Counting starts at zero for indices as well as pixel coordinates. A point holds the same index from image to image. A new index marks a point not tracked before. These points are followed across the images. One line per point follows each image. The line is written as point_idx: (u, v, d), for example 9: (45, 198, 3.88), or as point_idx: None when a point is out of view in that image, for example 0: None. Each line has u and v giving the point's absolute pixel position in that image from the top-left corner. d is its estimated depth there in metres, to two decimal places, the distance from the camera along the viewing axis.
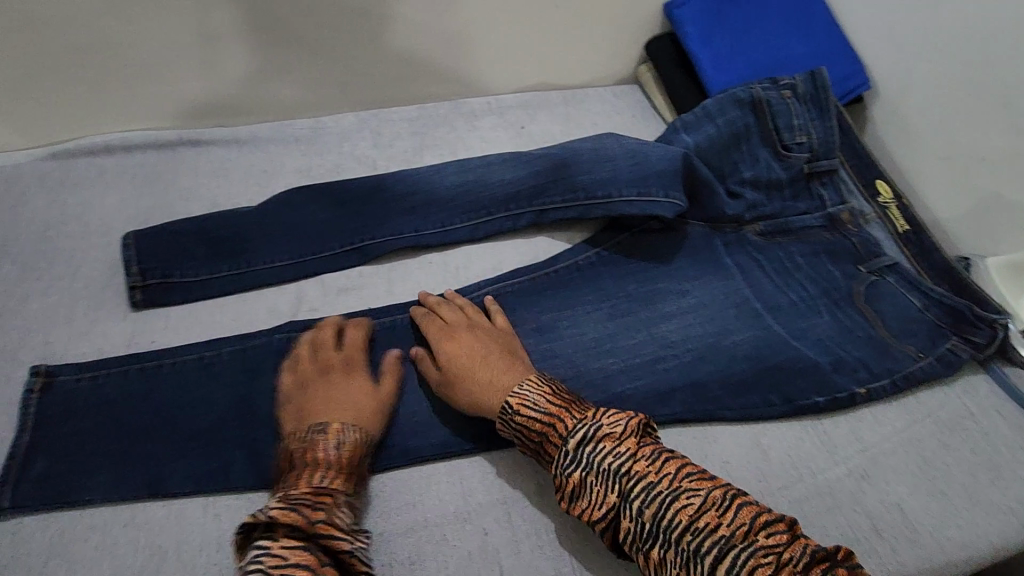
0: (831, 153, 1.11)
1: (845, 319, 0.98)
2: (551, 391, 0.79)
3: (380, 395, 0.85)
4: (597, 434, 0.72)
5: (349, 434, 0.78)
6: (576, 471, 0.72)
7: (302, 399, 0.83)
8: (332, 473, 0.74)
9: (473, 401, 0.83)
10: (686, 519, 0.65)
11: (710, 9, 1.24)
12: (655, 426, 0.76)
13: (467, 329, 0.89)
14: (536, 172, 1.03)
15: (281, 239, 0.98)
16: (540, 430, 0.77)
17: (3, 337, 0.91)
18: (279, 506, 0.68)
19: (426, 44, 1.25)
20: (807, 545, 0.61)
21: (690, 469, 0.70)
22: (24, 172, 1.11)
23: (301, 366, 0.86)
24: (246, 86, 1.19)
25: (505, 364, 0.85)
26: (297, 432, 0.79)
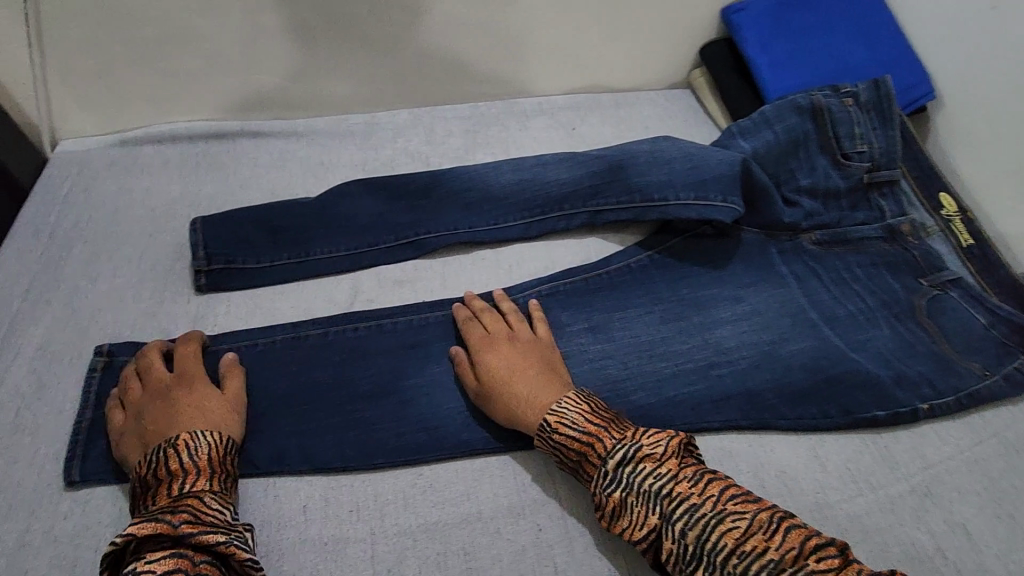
0: (892, 162, 1.08)
1: (907, 333, 0.96)
2: (589, 409, 0.78)
3: (226, 398, 0.82)
4: (637, 454, 0.72)
5: (201, 439, 0.74)
6: (616, 491, 0.72)
7: (141, 426, 0.77)
8: (194, 476, 0.71)
9: (508, 414, 0.82)
10: (732, 542, 0.64)
11: (769, 15, 1.23)
12: (697, 446, 0.75)
13: (509, 340, 0.88)
14: (591, 173, 1.03)
15: (339, 230, 1.00)
16: (577, 451, 0.76)
17: (75, 314, 0.94)
18: (136, 521, 0.64)
19: (482, 44, 1.26)
20: (862, 570, 0.59)
21: (734, 490, 0.69)
22: (95, 157, 1.16)
23: (135, 394, 0.81)
24: (306, 81, 1.22)
25: (545, 379, 0.84)
26: (142, 458, 0.74)
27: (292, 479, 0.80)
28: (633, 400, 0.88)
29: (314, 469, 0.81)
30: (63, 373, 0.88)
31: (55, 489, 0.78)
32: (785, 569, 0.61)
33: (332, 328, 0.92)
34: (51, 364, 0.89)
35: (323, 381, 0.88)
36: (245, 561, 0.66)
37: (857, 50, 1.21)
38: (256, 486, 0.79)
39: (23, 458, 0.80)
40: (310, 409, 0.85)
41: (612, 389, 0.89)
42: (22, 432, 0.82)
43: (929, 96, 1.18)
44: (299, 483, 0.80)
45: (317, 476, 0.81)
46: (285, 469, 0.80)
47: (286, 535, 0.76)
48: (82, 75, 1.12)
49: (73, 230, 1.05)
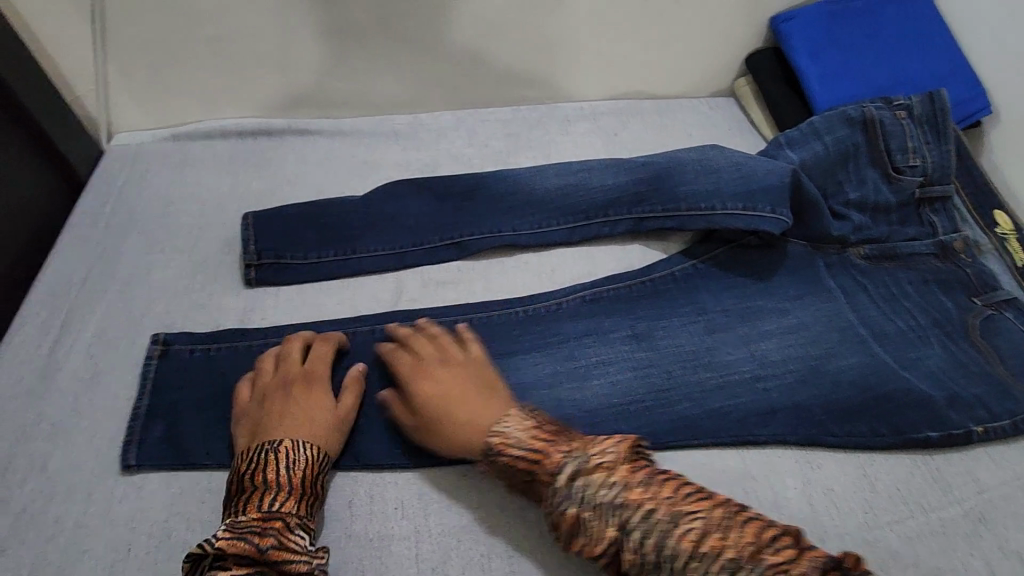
0: (945, 178, 1.05)
1: (959, 353, 0.94)
2: (534, 426, 0.75)
3: (342, 409, 0.83)
4: (586, 466, 0.68)
5: (302, 452, 0.76)
6: (571, 508, 0.68)
7: (257, 415, 0.81)
8: (285, 494, 0.72)
9: (452, 444, 0.79)
10: (690, 545, 0.62)
11: (819, 26, 1.22)
12: (643, 445, 0.73)
13: (439, 364, 0.85)
14: (637, 180, 1.03)
15: (384, 229, 1.02)
16: (524, 471, 0.73)
17: (129, 303, 0.97)
18: (227, 535, 0.66)
19: (526, 48, 1.26)
20: (817, 559, 0.59)
21: (686, 489, 0.67)
22: (148, 151, 1.19)
23: (265, 378, 0.85)
24: (353, 81, 1.24)
25: (481, 398, 0.81)
26: (245, 454, 0.76)
27: (338, 474, 0.82)
28: (676, 409, 0.87)
29: (357, 465, 0.82)
30: (118, 361, 0.91)
31: (112, 473, 0.80)
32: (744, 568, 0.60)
33: (377, 325, 0.94)
34: (106, 352, 0.91)
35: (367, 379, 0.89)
36: None
37: (914, 65, 1.20)
38: None
39: (81, 443, 0.83)
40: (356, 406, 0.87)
41: (656, 398, 0.88)
42: (79, 417, 0.85)
43: (986, 111, 1.16)
44: (344, 479, 0.81)
45: (361, 472, 0.82)
46: (330, 464, 0.82)
47: (332, 529, 0.77)
48: (139, 71, 1.16)
49: (127, 221, 1.08)
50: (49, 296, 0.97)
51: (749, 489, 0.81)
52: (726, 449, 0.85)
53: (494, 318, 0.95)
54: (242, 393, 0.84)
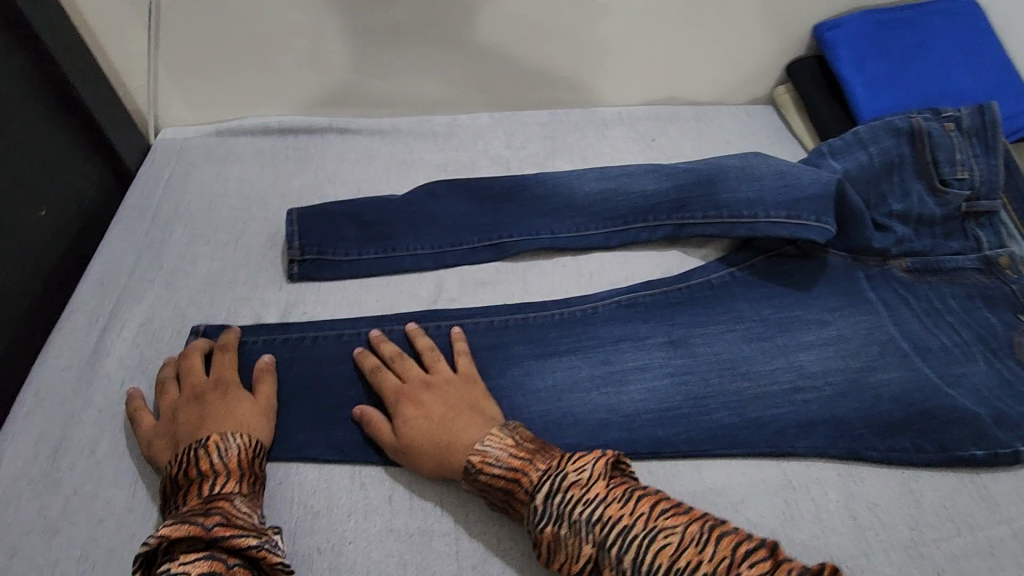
0: (994, 192, 1.03)
1: (1005, 370, 0.92)
2: (513, 444, 0.76)
3: (262, 399, 0.84)
4: (562, 483, 0.70)
5: (232, 441, 0.77)
6: (549, 525, 0.69)
7: (170, 429, 0.80)
8: (223, 478, 0.73)
9: (436, 466, 0.79)
10: (666, 560, 0.63)
11: (865, 35, 1.21)
12: (624, 461, 0.74)
13: (425, 388, 0.85)
14: (678, 186, 1.02)
15: (425, 228, 1.03)
16: (504, 487, 0.75)
17: (175, 294, 0.99)
18: (170, 523, 0.66)
19: (567, 52, 1.27)
20: (792, 569, 0.59)
21: (665, 505, 0.68)
22: (193, 146, 1.22)
23: (168, 398, 0.84)
24: (395, 81, 1.26)
25: (465, 420, 0.81)
26: (173, 462, 0.76)
27: (376, 470, 0.84)
28: (715, 417, 0.87)
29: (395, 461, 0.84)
30: (164, 350, 0.93)
31: (157, 460, 0.82)
32: None
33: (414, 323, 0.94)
34: (153, 341, 0.93)
35: None
36: (276, 564, 0.67)
37: (964, 76, 1.19)
38: (343, 473, 0.83)
39: (128, 429, 0.84)
40: None
41: (694, 404, 0.88)
42: (126, 404, 0.87)
43: None
44: (383, 474, 0.83)
45: (399, 468, 0.84)
46: (369, 459, 0.84)
47: (373, 523, 0.79)
48: (187, 67, 1.18)
49: (173, 213, 1.10)
50: (98, 284, 0.99)
51: (789, 500, 0.81)
52: (765, 459, 0.85)
53: (532, 320, 0.96)
54: (146, 419, 0.82)
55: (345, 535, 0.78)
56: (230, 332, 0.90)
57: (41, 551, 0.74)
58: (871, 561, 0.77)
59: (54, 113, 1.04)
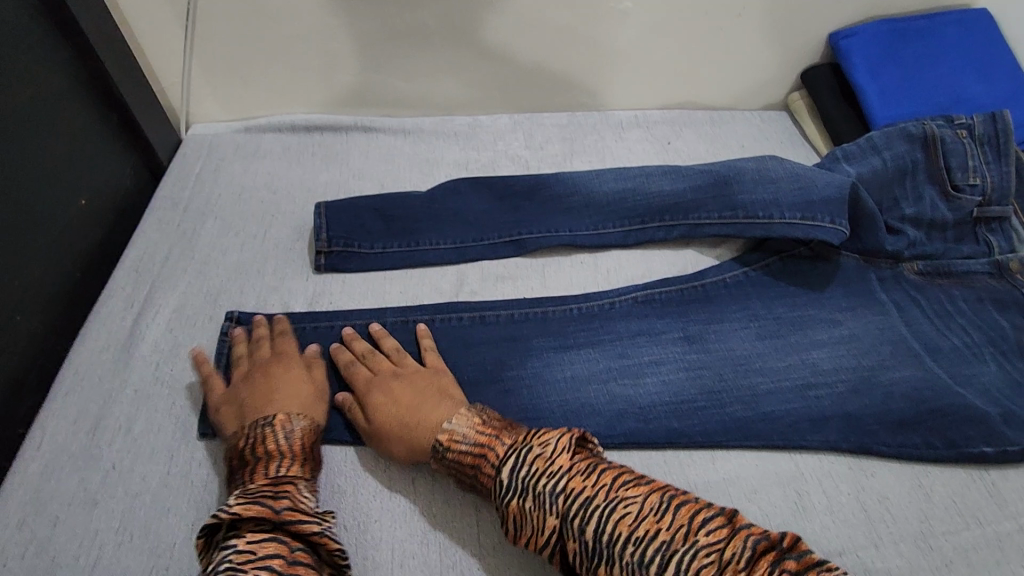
0: (1005, 198, 1.04)
1: (1014, 371, 0.94)
2: (480, 422, 0.79)
3: (318, 382, 0.88)
4: (527, 456, 0.72)
5: (296, 422, 0.81)
6: (514, 500, 0.71)
7: (238, 400, 0.84)
8: (289, 460, 0.77)
9: (406, 448, 0.81)
10: (626, 529, 0.65)
11: (880, 43, 1.24)
12: (588, 437, 0.75)
13: (391, 376, 0.87)
14: (695, 186, 1.05)
15: (448, 224, 1.06)
16: (472, 465, 0.77)
17: (207, 282, 1.03)
18: (241, 501, 0.69)
19: (586, 57, 1.30)
20: (750, 537, 0.62)
21: (625, 478, 0.70)
22: (223, 141, 1.26)
23: (241, 371, 0.89)
24: (418, 82, 1.29)
25: (431, 401, 0.83)
26: (240, 434, 0.80)
27: None
28: (728, 411, 0.89)
29: None
30: (196, 335, 0.96)
31: (189, 439, 0.85)
32: (676, 549, 0.63)
33: (437, 316, 0.98)
34: (185, 326, 0.97)
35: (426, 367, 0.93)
36: (336, 552, 0.70)
37: (975, 84, 1.22)
38: (367, 456, 0.86)
39: (162, 409, 0.88)
40: None
41: (708, 398, 0.90)
42: (160, 385, 0.90)
43: None
44: None
45: None
46: None
47: (397, 503, 0.82)
48: (221, 66, 1.22)
49: (206, 205, 1.14)
50: (132, 271, 1.03)
51: (801, 492, 0.83)
52: (777, 452, 0.87)
53: (551, 314, 0.99)
54: (218, 387, 0.88)
55: (369, 514, 0.81)
56: (283, 318, 0.94)
57: (80, 522, 0.77)
58: (881, 551, 0.79)
59: (93, 108, 1.08)
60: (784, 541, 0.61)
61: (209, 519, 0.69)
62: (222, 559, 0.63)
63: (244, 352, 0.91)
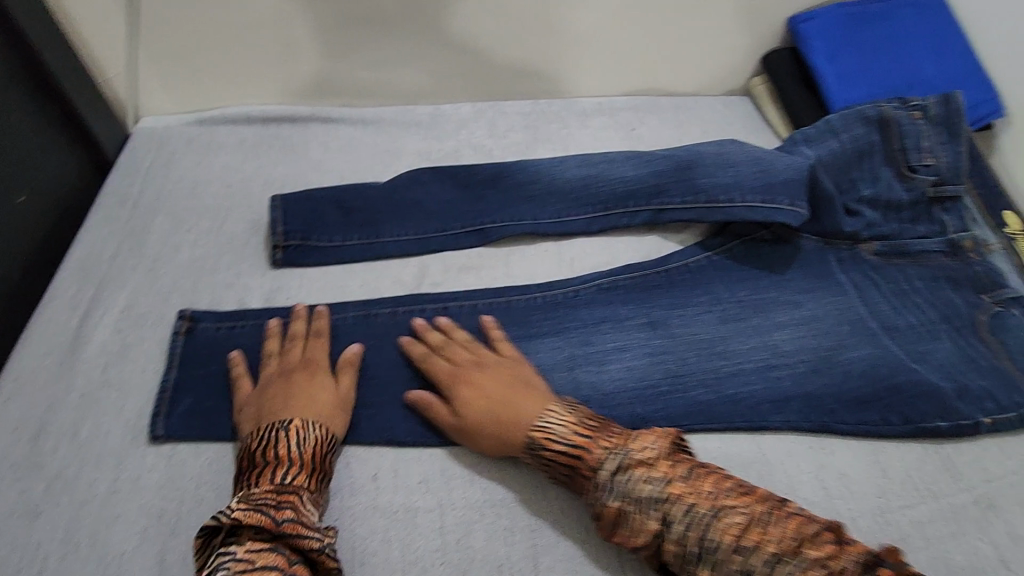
0: (959, 178, 1.06)
1: (968, 346, 0.96)
2: (574, 421, 0.79)
3: (340, 391, 0.86)
4: (627, 462, 0.73)
5: (310, 432, 0.79)
6: (614, 502, 0.72)
7: (260, 400, 0.83)
8: (295, 469, 0.75)
9: (499, 443, 0.82)
10: (732, 538, 0.67)
11: (837, 26, 1.25)
12: (683, 441, 0.77)
13: (479, 369, 0.87)
14: (657, 171, 1.05)
15: (408, 215, 1.04)
16: (565, 463, 0.78)
17: (157, 280, 0.99)
18: (242, 507, 0.68)
19: (548, 43, 1.29)
20: (857, 554, 0.63)
21: (727, 484, 0.71)
22: (174, 134, 1.21)
23: (268, 369, 0.87)
24: (378, 70, 1.26)
25: (523, 397, 0.83)
26: (252, 438, 0.78)
27: (359, 450, 0.85)
28: (692, 394, 0.89)
29: (378, 441, 0.85)
30: (147, 336, 0.92)
31: (140, 443, 0.82)
32: (783, 560, 0.64)
33: (399, 309, 0.96)
34: (135, 326, 0.93)
35: (388, 361, 0.92)
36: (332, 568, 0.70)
37: (930, 66, 1.24)
38: None
39: (111, 413, 0.84)
40: (380, 388, 0.89)
41: (672, 383, 0.90)
42: (108, 389, 0.86)
43: (998, 114, 1.20)
44: (366, 455, 0.85)
45: (383, 449, 0.85)
46: (353, 439, 0.85)
47: (359, 500, 0.81)
48: (169, 55, 1.18)
49: (156, 200, 1.10)
50: (78, 271, 0.99)
51: (762, 473, 0.84)
52: (740, 434, 0.87)
53: (515, 303, 0.98)
54: (242, 384, 0.86)
55: (331, 512, 0.80)
56: (319, 318, 0.93)
57: (24, 533, 0.74)
58: None
59: (29, 100, 1.02)
60: (886, 554, 0.62)
61: (209, 521, 0.69)
62: (219, 564, 0.64)
63: (275, 350, 0.90)
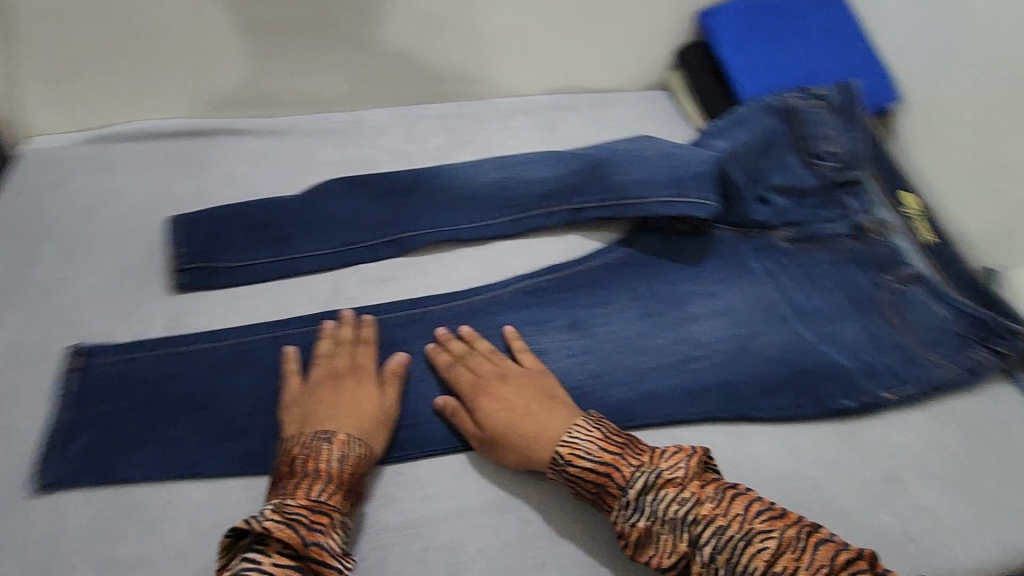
0: (858, 163, 1.12)
1: (873, 327, 0.99)
2: (602, 438, 0.79)
3: (384, 401, 0.85)
4: (658, 480, 0.74)
5: (354, 447, 0.78)
6: (641, 521, 0.73)
7: (309, 405, 0.82)
8: (334, 487, 0.74)
9: (522, 459, 0.81)
10: (762, 563, 0.68)
11: (743, 20, 1.29)
12: (713, 461, 0.78)
13: (502, 381, 0.86)
14: (572, 171, 1.06)
15: (321, 228, 1.01)
16: (594, 482, 0.77)
17: (45, 315, 0.92)
18: (274, 519, 0.68)
19: (463, 45, 1.27)
20: None
21: (758, 507, 0.72)
22: (63, 155, 1.13)
23: (314, 374, 0.86)
24: (286, 78, 1.20)
25: (547, 412, 0.83)
26: (297, 442, 0.78)
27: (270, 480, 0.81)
28: (612, 393, 0.90)
29: None
30: (33, 376, 0.86)
31: (26, 493, 0.77)
32: None
33: (311, 327, 0.92)
34: (18, 367, 0.86)
35: (300, 383, 0.88)
36: None
37: (831, 56, 1.29)
38: (235, 488, 0.80)
39: None
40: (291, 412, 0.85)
41: (591, 384, 0.91)
42: None
43: (893, 100, 1.26)
44: None
45: None
46: (262, 469, 0.81)
47: None
48: (50, 70, 1.09)
49: (43, 228, 1.02)
50: None
51: None
52: (659, 429, 0.88)
53: (434, 313, 0.96)
54: (293, 385, 0.85)
55: None
56: (366, 324, 0.92)
57: None
58: None
59: None
60: None
61: (239, 524, 0.68)
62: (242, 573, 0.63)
63: (324, 352, 0.88)
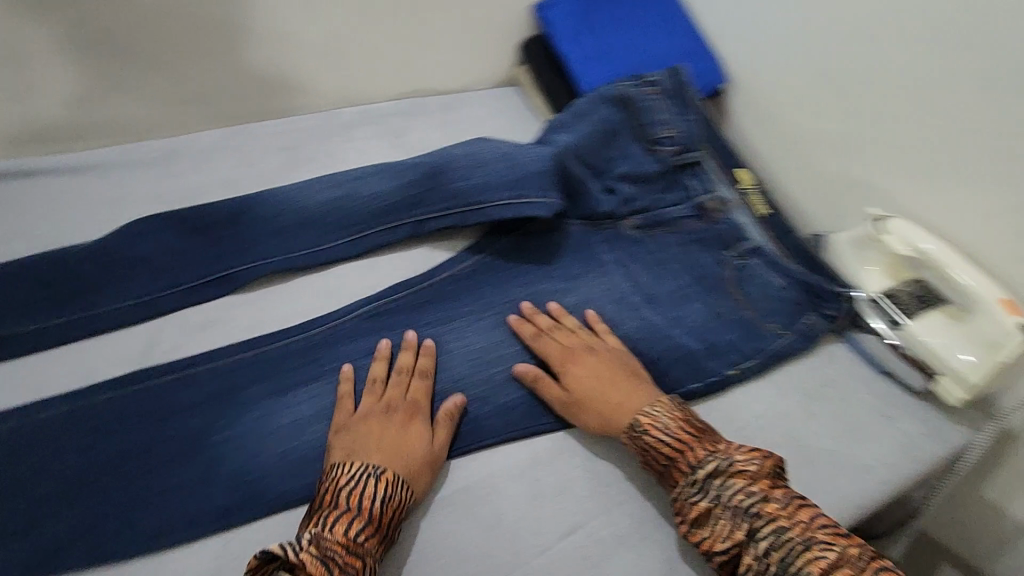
0: (695, 144, 1.13)
1: (717, 304, 1.04)
2: (681, 418, 0.81)
3: (434, 445, 0.82)
4: (728, 469, 0.75)
5: (397, 491, 0.74)
6: (703, 501, 0.75)
7: (360, 433, 0.79)
8: (370, 529, 0.70)
9: (600, 423, 0.86)
10: (818, 569, 0.66)
11: (577, 12, 1.31)
12: (785, 469, 0.78)
13: (590, 354, 0.91)
14: (410, 181, 1.00)
15: (126, 276, 0.89)
16: (666, 455, 0.79)
17: None
18: (313, 552, 0.66)
19: (287, 54, 1.17)
20: None
21: (823, 520, 0.71)
22: None
23: (366, 399, 0.84)
24: (72, 105, 1.03)
25: (628, 388, 0.87)
26: (342, 470, 0.74)
27: None
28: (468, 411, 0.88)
29: (100, 559, 0.72)
30: None
31: None
32: None
33: (117, 391, 0.81)
34: None
35: (107, 458, 0.77)
36: None
37: (664, 40, 1.32)
38: None
39: None
40: (99, 494, 0.75)
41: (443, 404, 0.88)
42: None
43: (722, 81, 1.31)
44: None
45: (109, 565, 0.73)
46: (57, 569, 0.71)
47: None
48: None
49: None
50: None
51: (537, 477, 0.86)
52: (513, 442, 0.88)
53: (268, 353, 0.87)
54: (345, 407, 0.83)
55: None
56: (427, 349, 0.90)
57: None
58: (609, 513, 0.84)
59: None
60: None
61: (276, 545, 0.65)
62: None
63: (380, 376, 0.86)
